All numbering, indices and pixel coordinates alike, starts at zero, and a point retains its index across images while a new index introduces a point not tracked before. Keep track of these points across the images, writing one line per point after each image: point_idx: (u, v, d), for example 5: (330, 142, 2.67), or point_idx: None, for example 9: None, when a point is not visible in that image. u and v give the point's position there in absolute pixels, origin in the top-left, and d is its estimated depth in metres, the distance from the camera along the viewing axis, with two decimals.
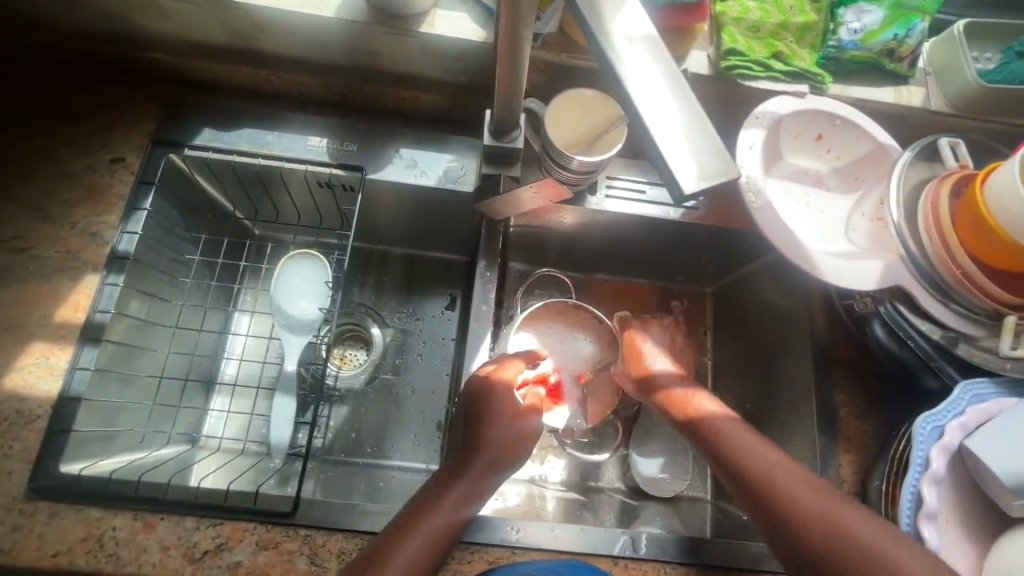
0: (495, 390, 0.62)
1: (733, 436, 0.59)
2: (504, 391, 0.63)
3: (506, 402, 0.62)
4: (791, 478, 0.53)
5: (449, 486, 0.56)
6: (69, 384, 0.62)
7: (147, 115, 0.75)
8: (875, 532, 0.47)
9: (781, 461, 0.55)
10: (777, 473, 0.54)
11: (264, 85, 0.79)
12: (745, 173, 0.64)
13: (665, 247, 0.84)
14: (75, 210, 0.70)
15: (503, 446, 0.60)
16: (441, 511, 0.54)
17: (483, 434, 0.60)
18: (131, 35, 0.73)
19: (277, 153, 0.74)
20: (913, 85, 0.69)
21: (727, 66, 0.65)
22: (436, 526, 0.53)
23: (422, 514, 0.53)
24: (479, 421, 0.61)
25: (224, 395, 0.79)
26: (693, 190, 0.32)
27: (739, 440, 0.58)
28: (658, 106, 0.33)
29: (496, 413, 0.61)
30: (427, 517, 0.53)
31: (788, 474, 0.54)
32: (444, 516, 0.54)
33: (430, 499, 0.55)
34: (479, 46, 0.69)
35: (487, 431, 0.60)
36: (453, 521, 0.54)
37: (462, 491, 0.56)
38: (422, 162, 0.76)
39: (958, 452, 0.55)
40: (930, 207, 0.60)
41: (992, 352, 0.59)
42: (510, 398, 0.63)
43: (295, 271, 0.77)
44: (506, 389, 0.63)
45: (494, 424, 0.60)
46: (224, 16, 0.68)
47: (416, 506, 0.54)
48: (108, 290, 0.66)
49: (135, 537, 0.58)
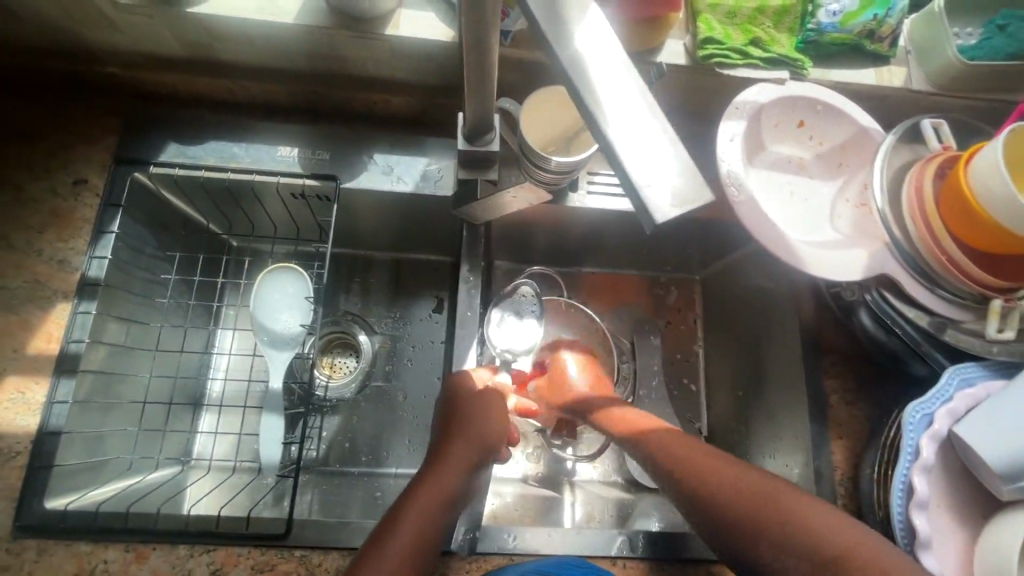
0: (463, 405, 0.63)
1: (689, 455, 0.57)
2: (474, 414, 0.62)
3: (479, 421, 0.61)
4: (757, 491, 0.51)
5: (416, 493, 0.53)
6: (47, 419, 0.61)
7: (107, 133, 0.72)
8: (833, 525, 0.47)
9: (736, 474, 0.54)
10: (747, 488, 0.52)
11: (228, 95, 0.76)
12: (726, 166, 0.63)
13: (652, 238, 0.83)
14: (39, 237, 0.67)
15: (467, 454, 0.58)
16: (407, 524, 0.50)
17: (450, 445, 0.59)
18: (82, 49, 0.70)
19: (246, 166, 0.71)
20: (894, 65, 0.68)
21: (703, 55, 0.63)
22: (412, 529, 0.50)
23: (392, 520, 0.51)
24: (453, 422, 0.61)
25: (212, 414, 0.78)
26: (665, 218, 0.30)
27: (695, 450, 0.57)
28: (631, 123, 0.32)
29: (460, 426, 0.61)
30: (399, 522, 0.51)
31: (753, 483, 0.52)
32: (414, 520, 0.51)
33: (396, 513, 0.52)
34: (446, 46, 0.66)
35: (450, 445, 0.58)
36: (424, 528, 0.51)
37: (431, 491, 0.53)
38: (397, 168, 0.74)
39: (948, 438, 0.55)
40: (914, 191, 0.60)
41: (978, 336, 0.59)
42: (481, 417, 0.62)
43: (274, 286, 0.75)
44: (472, 394, 0.64)
45: (463, 426, 0.61)
46: (177, 26, 0.65)
47: (388, 517, 0.51)
48: (81, 319, 0.64)
49: (127, 568, 0.58)
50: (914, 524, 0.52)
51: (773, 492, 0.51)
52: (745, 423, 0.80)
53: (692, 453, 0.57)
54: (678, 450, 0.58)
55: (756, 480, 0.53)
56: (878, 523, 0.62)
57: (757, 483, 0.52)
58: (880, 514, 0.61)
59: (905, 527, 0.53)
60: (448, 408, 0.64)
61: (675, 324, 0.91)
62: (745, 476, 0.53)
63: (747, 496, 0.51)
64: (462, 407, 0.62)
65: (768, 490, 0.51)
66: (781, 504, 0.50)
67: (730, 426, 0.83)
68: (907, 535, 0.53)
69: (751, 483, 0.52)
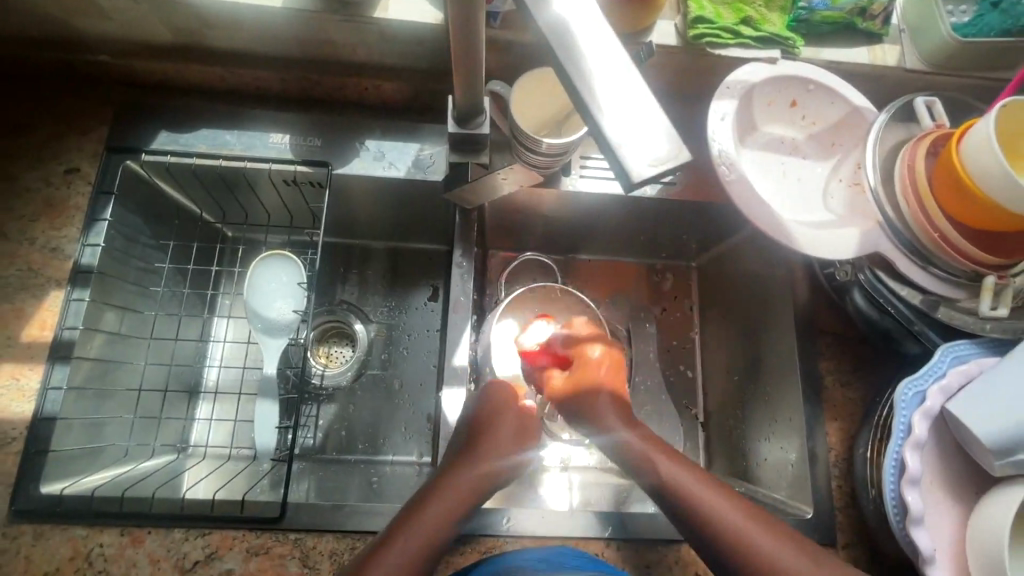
0: (493, 417, 0.59)
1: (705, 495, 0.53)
2: (505, 421, 0.59)
3: (503, 437, 0.58)
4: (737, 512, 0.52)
5: (431, 498, 0.53)
6: (42, 405, 0.61)
7: (99, 122, 0.72)
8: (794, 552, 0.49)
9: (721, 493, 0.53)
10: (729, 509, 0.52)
11: (219, 83, 0.76)
12: (717, 146, 0.62)
13: (646, 223, 0.82)
14: (32, 226, 0.68)
15: (485, 473, 0.55)
16: (416, 535, 0.50)
17: (475, 456, 0.56)
18: (73, 37, 0.70)
19: (239, 153, 0.71)
20: (887, 43, 0.68)
21: (694, 35, 0.64)
22: (421, 540, 0.50)
23: (402, 524, 0.51)
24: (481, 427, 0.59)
25: (208, 403, 0.77)
26: (641, 177, 0.30)
27: (680, 478, 0.54)
28: (611, 89, 0.32)
29: (487, 439, 0.57)
30: (410, 531, 0.50)
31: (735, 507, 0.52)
32: (424, 529, 0.51)
33: (408, 517, 0.51)
34: (435, 29, 0.66)
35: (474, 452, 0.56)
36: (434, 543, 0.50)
37: (449, 505, 0.52)
38: (389, 154, 0.74)
39: (940, 415, 0.55)
40: (906, 168, 0.59)
41: (972, 313, 0.59)
42: (509, 424, 0.59)
43: (268, 274, 0.76)
44: (506, 407, 0.61)
45: (489, 433, 0.58)
46: (167, 13, 0.65)
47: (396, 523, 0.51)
48: (75, 306, 0.64)
49: (123, 552, 0.58)
50: (906, 501, 0.52)
51: (776, 544, 0.50)
52: (740, 408, 0.80)
53: (682, 482, 0.54)
54: (671, 479, 0.54)
55: (764, 531, 0.51)
56: (872, 501, 0.62)
57: (760, 530, 0.50)
58: (873, 492, 0.61)
59: (898, 505, 0.54)
60: (478, 416, 0.60)
61: (670, 311, 0.90)
62: (756, 523, 0.51)
63: (752, 544, 0.50)
64: (494, 419, 0.59)
65: (777, 544, 0.50)
66: (785, 560, 0.49)
67: (725, 411, 0.83)
68: (899, 511, 0.54)
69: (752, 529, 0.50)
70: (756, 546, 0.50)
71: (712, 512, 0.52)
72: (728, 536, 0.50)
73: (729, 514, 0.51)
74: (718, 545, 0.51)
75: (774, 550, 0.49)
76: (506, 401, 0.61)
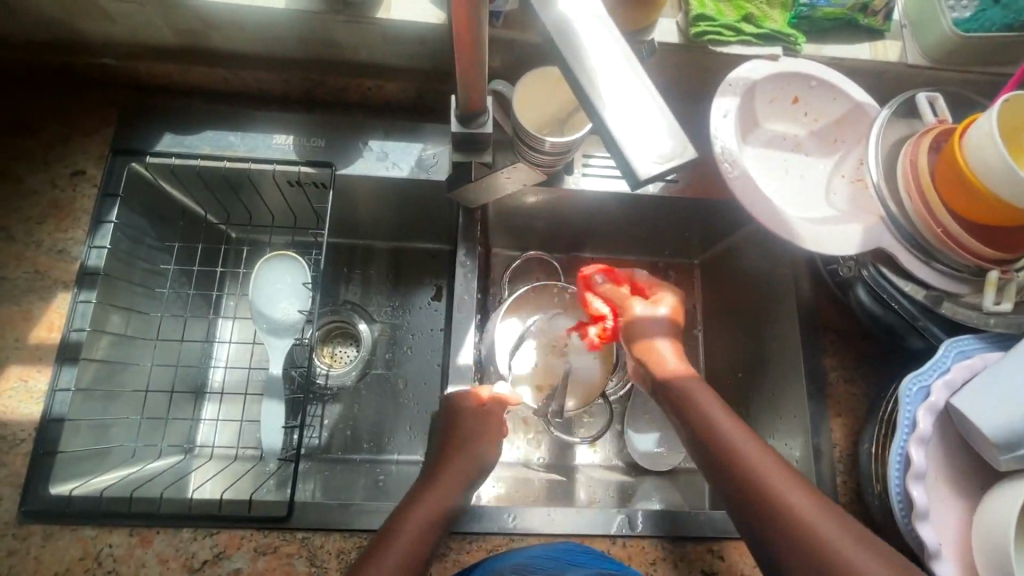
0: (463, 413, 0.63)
1: (746, 452, 0.54)
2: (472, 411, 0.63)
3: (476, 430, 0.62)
4: (774, 469, 0.52)
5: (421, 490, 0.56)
6: (50, 406, 0.61)
7: (104, 125, 0.73)
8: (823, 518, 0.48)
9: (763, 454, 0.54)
10: (766, 468, 0.52)
11: (222, 85, 0.76)
12: (719, 143, 0.63)
13: (649, 221, 0.83)
14: (39, 228, 0.68)
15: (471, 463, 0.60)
16: (407, 532, 0.52)
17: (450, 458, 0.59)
18: (78, 41, 0.70)
19: (243, 154, 0.72)
20: (889, 39, 0.68)
21: (696, 33, 0.64)
22: (409, 539, 0.52)
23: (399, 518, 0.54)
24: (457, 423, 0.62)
25: (214, 403, 0.78)
26: (647, 173, 0.31)
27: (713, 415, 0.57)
28: (616, 87, 0.33)
29: (459, 441, 0.61)
30: (397, 534, 0.52)
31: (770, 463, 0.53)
32: (419, 519, 0.53)
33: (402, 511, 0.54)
34: (438, 29, 0.66)
35: (454, 445, 0.61)
36: (423, 544, 0.52)
37: (433, 505, 0.55)
38: (392, 154, 0.75)
39: (945, 410, 0.56)
40: (909, 164, 0.59)
41: (976, 308, 0.59)
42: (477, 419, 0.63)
43: (273, 275, 0.76)
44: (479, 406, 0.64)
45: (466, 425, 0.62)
46: (171, 15, 0.65)
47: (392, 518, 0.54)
48: (82, 307, 0.65)
49: (132, 552, 0.59)
50: (911, 496, 0.52)
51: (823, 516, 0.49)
52: (744, 405, 0.80)
53: (712, 421, 0.57)
54: (704, 420, 0.57)
55: (804, 499, 0.50)
56: (877, 497, 0.62)
57: (793, 489, 0.50)
58: (877, 487, 0.62)
59: (903, 500, 0.54)
60: (448, 420, 0.63)
61: None
62: (799, 493, 0.50)
63: (785, 506, 0.49)
64: (461, 417, 0.62)
65: (817, 512, 0.49)
66: (813, 521, 0.48)
67: (730, 407, 0.83)
68: (904, 507, 0.54)
69: (784, 485, 0.51)
70: (787, 506, 0.49)
71: (748, 465, 0.53)
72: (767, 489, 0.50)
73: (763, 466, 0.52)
74: (751, 500, 0.51)
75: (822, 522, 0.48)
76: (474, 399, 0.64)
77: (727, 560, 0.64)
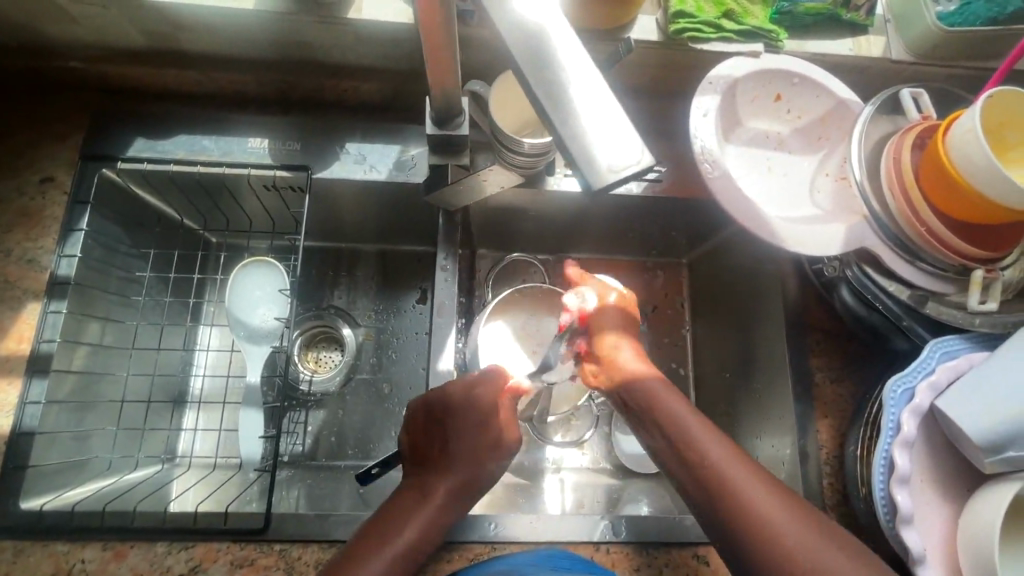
0: (467, 409, 0.59)
1: (709, 451, 0.53)
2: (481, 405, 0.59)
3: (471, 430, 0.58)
4: (737, 470, 0.51)
5: (417, 492, 0.55)
6: (20, 420, 0.60)
7: (74, 130, 0.71)
8: (787, 520, 0.48)
9: (730, 453, 0.53)
10: (732, 470, 0.51)
11: (194, 87, 0.74)
12: (699, 142, 0.62)
13: (635, 221, 0.81)
14: (7, 236, 0.67)
15: (473, 474, 0.57)
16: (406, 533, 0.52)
17: (449, 468, 0.57)
18: (44, 44, 0.68)
19: (217, 159, 0.70)
20: (872, 34, 0.67)
21: (675, 30, 0.63)
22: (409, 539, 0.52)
23: (397, 518, 0.53)
24: (456, 418, 0.59)
25: (193, 412, 0.77)
26: (600, 181, 0.30)
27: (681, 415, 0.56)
28: (575, 91, 0.32)
29: (460, 445, 0.58)
30: (394, 536, 0.52)
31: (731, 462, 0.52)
32: (419, 522, 0.53)
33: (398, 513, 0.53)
34: (412, 28, 0.65)
35: (461, 442, 0.58)
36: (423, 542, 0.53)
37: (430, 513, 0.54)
38: (370, 157, 0.73)
39: (929, 411, 0.55)
40: (892, 161, 0.58)
41: (962, 308, 0.58)
42: (482, 420, 0.59)
43: (252, 280, 0.75)
44: (486, 402, 0.60)
45: (467, 424, 0.59)
46: (136, 17, 0.64)
47: (385, 516, 0.53)
48: (52, 318, 0.63)
49: (105, 567, 0.57)
50: (895, 500, 0.52)
51: (782, 512, 0.49)
52: (731, 405, 0.80)
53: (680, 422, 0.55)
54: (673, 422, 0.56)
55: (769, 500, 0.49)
56: (863, 500, 0.61)
57: (760, 492, 0.50)
58: (863, 490, 0.61)
59: (887, 504, 0.53)
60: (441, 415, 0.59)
61: (662, 308, 0.89)
62: (761, 489, 0.50)
63: (748, 511, 0.49)
64: (459, 417, 0.59)
65: (782, 515, 0.48)
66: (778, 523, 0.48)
67: (718, 408, 0.82)
68: (889, 511, 0.53)
69: (751, 489, 0.50)
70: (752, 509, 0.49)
71: (714, 467, 0.52)
72: (728, 486, 0.50)
73: (726, 466, 0.52)
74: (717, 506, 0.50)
75: (782, 519, 0.48)
76: (484, 393, 0.60)
77: (713, 565, 0.63)
